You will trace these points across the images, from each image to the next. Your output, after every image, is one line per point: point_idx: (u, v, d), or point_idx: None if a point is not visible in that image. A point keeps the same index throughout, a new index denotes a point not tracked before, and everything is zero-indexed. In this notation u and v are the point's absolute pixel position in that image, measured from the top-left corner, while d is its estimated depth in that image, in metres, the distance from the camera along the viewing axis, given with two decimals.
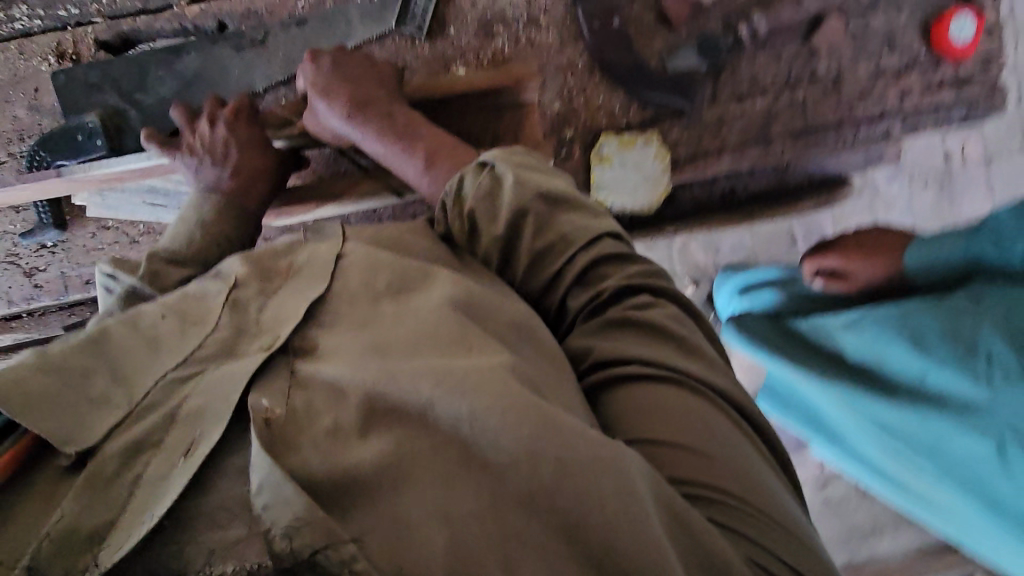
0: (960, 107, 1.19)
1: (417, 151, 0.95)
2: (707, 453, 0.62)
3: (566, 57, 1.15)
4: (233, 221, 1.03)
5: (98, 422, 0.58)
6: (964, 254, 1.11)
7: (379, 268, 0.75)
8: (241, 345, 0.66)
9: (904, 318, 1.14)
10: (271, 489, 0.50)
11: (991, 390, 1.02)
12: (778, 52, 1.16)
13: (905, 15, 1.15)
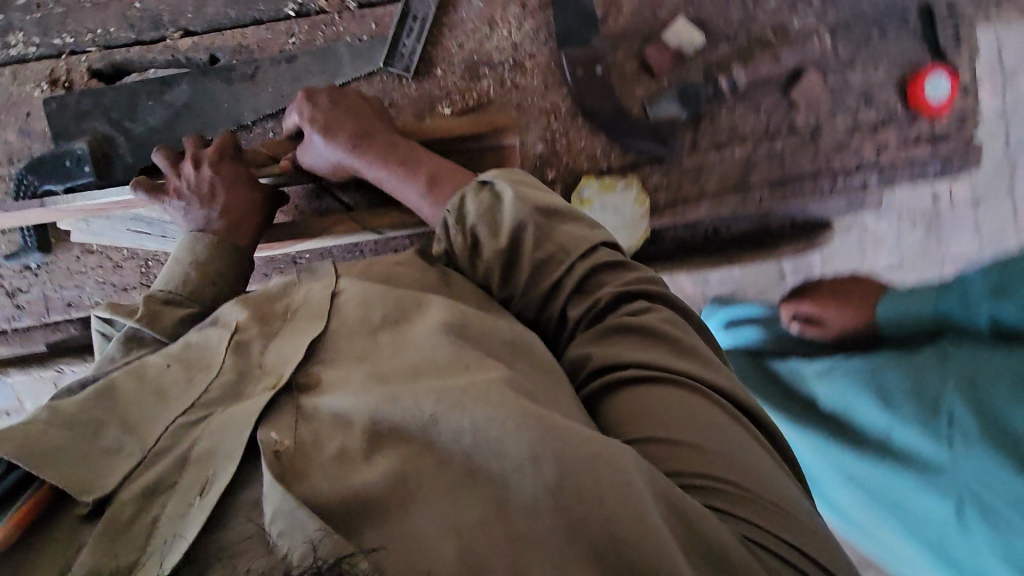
0: (936, 163, 1.16)
1: (419, 174, 0.93)
2: (703, 446, 0.61)
3: (550, 101, 1.13)
4: (228, 256, 0.93)
5: (111, 470, 0.55)
6: (936, 308, 1.01)
7: (373, 301, 0.71)
8: (246, 388, 0.63)
9: (874, 372, 1.00)
10: (285, 516, 0.47)
11: (954, 452, 0.89)
12: (756, 103, 1.13)
13: (882, 71, 1.13)
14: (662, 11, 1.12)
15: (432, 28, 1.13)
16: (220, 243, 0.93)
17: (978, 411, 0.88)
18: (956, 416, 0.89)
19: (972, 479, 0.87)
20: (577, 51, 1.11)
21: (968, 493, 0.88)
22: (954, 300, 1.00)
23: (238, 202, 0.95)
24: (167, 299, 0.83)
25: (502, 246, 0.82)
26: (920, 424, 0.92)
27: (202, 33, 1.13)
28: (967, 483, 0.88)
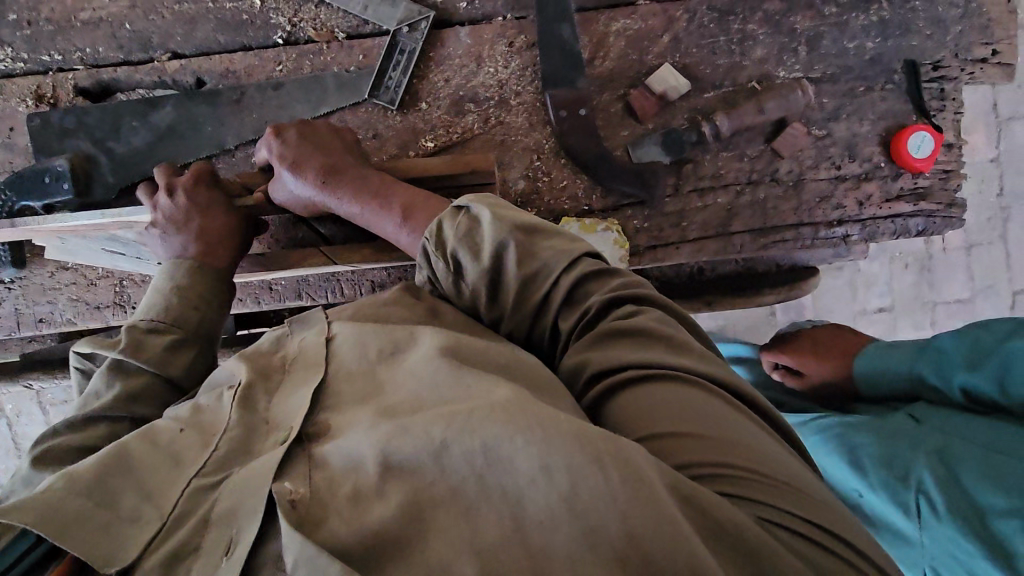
0: (919, 218, 1.15)
1: (394, 207, 0.92)
2: (718, 437, 0.61)
3: (534, 139, 1.13)
4: (212, 281, 0.93)
5: (132, 538, 0.57)
6: (911, 371, 0.95)
7: (369, 336, 0.73)
8: (255, 443, 0.65)
9: (844, 435, 0.97)
10: (306, 562, 0.50)
11: (922, 527, 0.82)
12: (740, 151, 1.14)
13: (867, 126, 1.14)
14: (650, 56, 1.13)
15: (419, 61, 1.13)
16: (199, 268, 0.93)
17: (878, 470, 0.88)
18: (923, 493, 0.82)
19: (945, 559, 0.79)
20: (563, 91, 1.11)
21: (931, 569, 0.82)
22: (926, 366, 0.93)
23: (211, 223, 0.94)
24: (150, 327, 0.85)
25: (484, 274, 0.81)
26: (889, 494, 0.86)
27: (190, 56, 1.14)
28: (929, 557, 0.82)
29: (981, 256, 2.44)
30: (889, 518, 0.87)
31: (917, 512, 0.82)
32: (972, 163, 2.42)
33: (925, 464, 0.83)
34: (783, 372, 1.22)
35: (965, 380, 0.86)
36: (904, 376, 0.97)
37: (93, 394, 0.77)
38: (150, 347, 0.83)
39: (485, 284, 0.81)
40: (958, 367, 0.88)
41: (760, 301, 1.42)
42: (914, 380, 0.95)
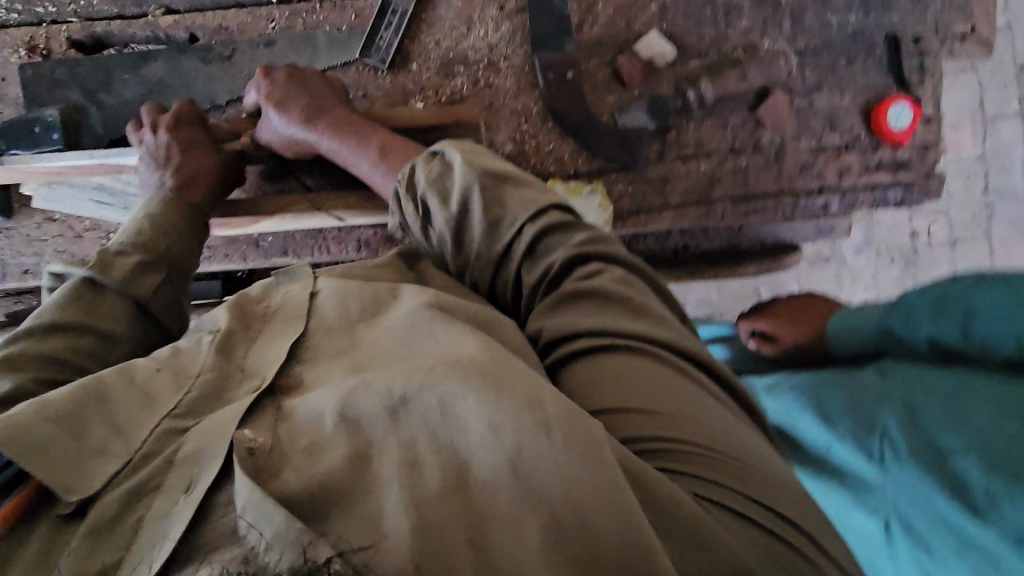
0: (897, 190, 1.17)
1: (371, 146, 0.94)
2: (672, 412, 0.62)
3: (521, 103, 1.15)
4: (185, 215, 0.93)
5: (95, 471, 0.55)
6: (879, 324, 0.97)
7: (351, 293, 0.74)
8: (230, 390, 0.64)
9: (817, 391, 0.99)
10: (254, 507, 0.47)
11: (885, 471, 0.83)
12: (723, 119, 1.16)
13: (848, 98, 1.16)
14: (637, 24, 1.15)
15: (410, 23, 1.15)
16: (177, 201, 0.93)
17: (843, 425, 0.90)
18: (887, 442, 0.84)
19: (904, 503, 0.81)
20: (552, 55, 1.13)
21: (893, 515, 0.82)
22: (898, 319, 0.93)
23: (194, 165, 0.96)
24: (120, 250, 0.85)
25: (449, 223, 0.83)
26: (856, 442, 0.88)
27: (183, 12, 1.15)
28: (890, 503, 0.83)
29: (965, 251, 2.51)
30: (854, 469, 0.88)
31: (881, 459, 0.84)
32: (958, 161, 2.49)
33: (890, 416, 0.85)
34: (758, 340, 1.25)
35: (931, 330, 0.87)
36: (873, 336, 0.98)
37: (52, 306, 0.77)
38: (119, 268, 0.83)
39: (448, 230, 0.83)
40: (926, 317, 0.89)
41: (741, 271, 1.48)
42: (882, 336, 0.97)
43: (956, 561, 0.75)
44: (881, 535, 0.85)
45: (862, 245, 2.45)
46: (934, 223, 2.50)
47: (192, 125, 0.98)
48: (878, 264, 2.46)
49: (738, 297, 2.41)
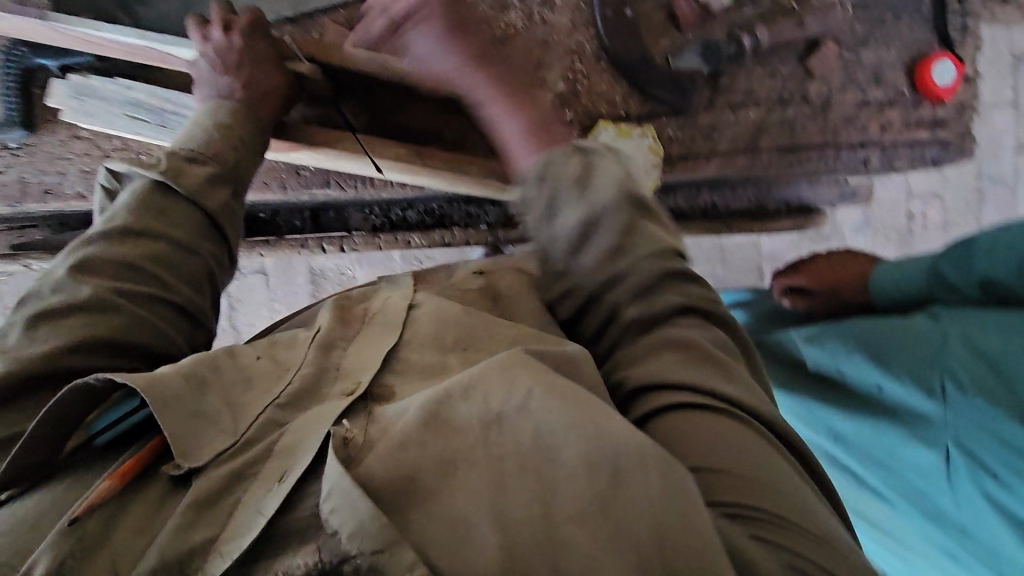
0: (935, 148, 1.20)
1: (520, 110, 0.91)
2: (762, 479, 0.55)
3: (575, 41, 1.14)
4: (250, 129, 0.89)
5: (207, 438, 0.58)
6: (930, 268, 1.00)
7: (448, 325, 0.72)
8: (321, 389, 0.64)
9: (863, 334, 1.00)
10: (340, 492, 0.48)
11: (946, 405, 0.86)
12: (773, 69, 1.16)
13: (893, 54, 1.18)
14: None
15: None
16: (240, 110, 0.88)
17: (896, 372, 0.92)
18: (946, 380, 0.86)
19: (968, 433, 0.84)
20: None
21: (953, 446, 0.86)
22: (946, 260, 0.97)
23: (260, 79, 0.90)
24: (191, 156, 0.83)
25: (575, 225, 0.78)
26: (914, 379, 0.89)
27: None
28: (951, 433, 0.86)
29: (956, 235, 2.60)
30: (910, 403, 0.91)
31: (941, 394, 0.87)
32: None
33: (953, 351, 0.87)
34: (792, 297, 1.26)
35: (984, 270, 0.90)
36: (922, 281, 1.02)
37: (123, 209, 0.79)
38: (189, 176, 0.82)
39: (575, 229, 0.78)
40: (977, 259, 0.92)
41: (775, 227, 1.47)
42: (932, 282, 1.00)
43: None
44: (941, 466, 0.88)
45: (862, 226, 2.53)
46: (929, 206, 2.58)
47: (266, 37, 0.93)
48: (875, 244, 2.53)
49: (741, 272, 2.46)
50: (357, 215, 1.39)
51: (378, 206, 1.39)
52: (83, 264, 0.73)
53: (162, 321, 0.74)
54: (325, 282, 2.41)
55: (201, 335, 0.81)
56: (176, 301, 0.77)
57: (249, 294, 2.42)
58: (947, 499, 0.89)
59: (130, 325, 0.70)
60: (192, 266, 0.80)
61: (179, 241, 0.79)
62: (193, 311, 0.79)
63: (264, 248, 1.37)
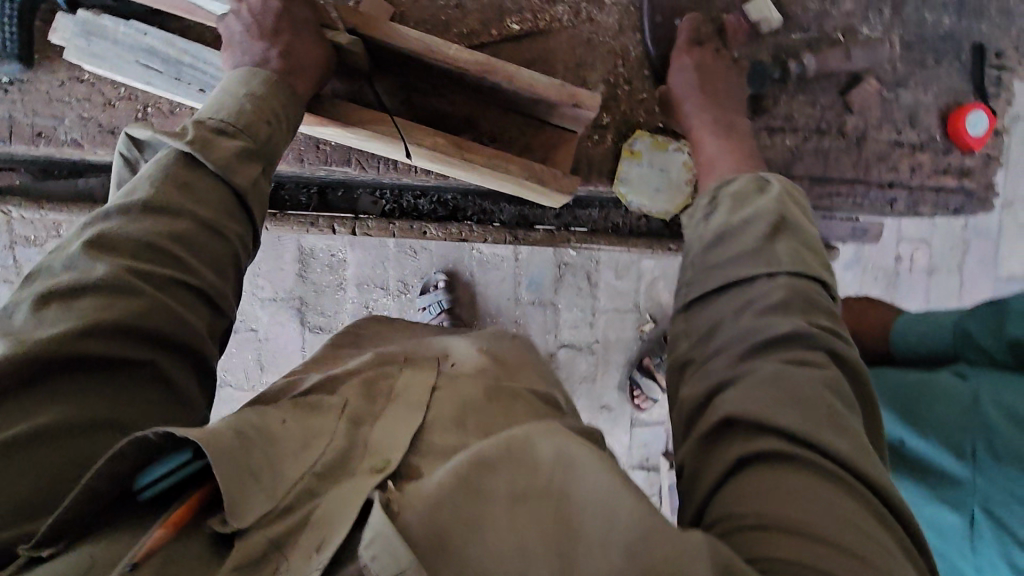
0: (959, 196, 1.21)
1: (745, 144, 1.00)
2: (833, 542, 0.52)
3: (621, 44, 1.10)
4: (286, 99, 0.83)
5: (251, 502, 0.53)
6: (956, 329, 1.04)
7: (471, 410, 0.69)
8: (351, 465, 0.59)
9: (897, 387, 1.03)
10: (383, 540, 0.44)
11: (975, 468, 0.88)
12: (814, 98, 1.15)
13: (929, 98, 1.18)
14: None
15: None
16: (277, 80, 0.82)
17: (929, 428, 0.95)
18: (978, 442, 0.89)
19: (998, 499, 0.85)
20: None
21: (980, 510, 0.87)
22: (979, 323, 1.00)
23: (297, 46, 0.84)
24: (220, 128, 0.77)
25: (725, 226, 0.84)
26: (943, 440, 0.93)
27: None
28: (979, 496, 0.87)
29: (940, 282, 2.67)
30: (936, 461, 0.93)
31: (972, 456, 0.89)
32: None
33: (988, 413, 0.89)
34: None
35: (1016, 335, 0.92)
36: (946, 341, 1.05)
37: (146, 179, 0.72)
38: (220, 149, 0.76)
39: (719, 228, 0.83)
40: (1009, 323, 0.94)
41: None
42: (958, 343, 1.03)
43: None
44: (964, 528, 0.89)
45: (852, 263, 2.58)
46: (916, 251, 2.64)
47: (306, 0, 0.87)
48: (862, 282, 2.58)
49: None
50: (367, 197, 1.33)
51: (390, 190, 1.34)
52: (100, 240, 0.68)
53: (180, 304, 0.69)
54: (314, 262, 2.33)
55: (222, 321, 0.77)
56: (197, 286, 0.71)
57: None
58: (965, 562, 0.90)
59: (150, 312, 0.66)
60: (218, 249, 0.75)
61: (204, 219, 0.73)
62: (214, 294, 0.74)
63: (270, 225, 1.27)
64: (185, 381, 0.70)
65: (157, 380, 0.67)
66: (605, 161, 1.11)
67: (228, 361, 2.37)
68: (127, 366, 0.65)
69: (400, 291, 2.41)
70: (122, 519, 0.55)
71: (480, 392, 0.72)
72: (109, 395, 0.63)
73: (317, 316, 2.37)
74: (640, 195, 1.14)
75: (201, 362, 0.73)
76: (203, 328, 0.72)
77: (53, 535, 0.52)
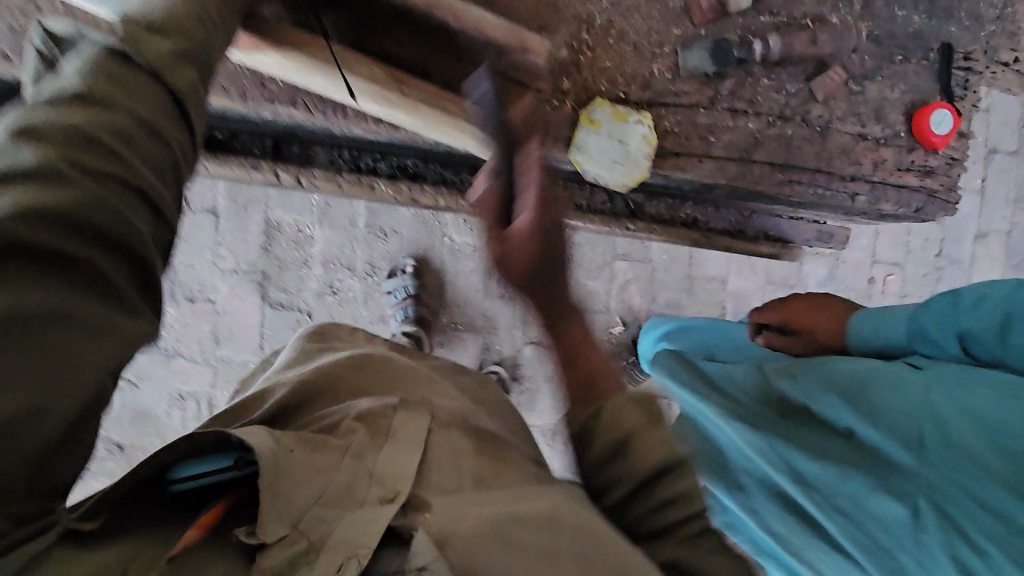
0: (920, 196, 1.20)
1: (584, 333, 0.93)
2: None
3: (587, 10, 1.07)
4: (221, 5, 0.75)
5: (271, 521, 0.63)
6: (908, 322, 1.00)
7: (464, 458, 0.81)
8: (359, 491, 0.70)
9: (846, 372, 0.99)
10: (427, 554, 0.62)
11: (922, 456, 0.84)
12: (780, 84, 1.13)
13: (896, 94, 1.17)
14: None
15: None
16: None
17: (879, 418, 0.90)
18: (925, 431, 0.85)
19: (943, 489, 0.82)
20: (511, 148, 0.90)
21: (925, 501, 0.83)
22: (928, 315, 0.96)
23: None
24: (152, 27, 0.66)
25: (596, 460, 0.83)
26: (892, 431, 0.88)
27: None
28: (924, 486, 0.83)
29: None
30: (879, 450, 0.89)
31: (918, 445, 0.85)
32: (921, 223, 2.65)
33: (937, 404, 0.85)
34: (771, 335, 1.27)
35: (968, 326, 0.89)
36: (900, 334, 1.00)
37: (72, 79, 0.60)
38: (150, 51, 0.65)
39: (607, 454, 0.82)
40: (961, 313, 0.91)
41: (753, 248, 1.52)
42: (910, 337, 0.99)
43: (1000, 550, 0.76)
44: (906, 519, 0.84)
45: (825, 282, 2.59)
46: (890, 274, 2.64)
47: None
48: None
49: (703, 304, 2.52)
50: (324, 155, 1.29)
51: (348, 151, 1.30)
52: (25, 126, 0.55)
53: (119, 200, 0.58)
54: (279, 237, 2.28)
55: (163, 229, 0.65)
56: (132, 183, 0.60)
57: (194, 234, 2.23)
58: (907, 557, 0.84)
59: (83, 202, 0.55)
60: (156, 152, 0.64)
61: (142, 118, 0.62)
62: (154, 197, 0.62)
63: (209, 163, 1.22)
64: (132, 291, 0.60)
65: (97, 286, 0.56)
66: (562, 127, 1.08)
67: (181, 332, 2.27)
68: (57, 261, 0.53)
69: (366, 273, 2.35)
70: (145, 523, 0.64)
71: (470, 443, 0.85)
72: (35, 290, 0.52)
73: (279, 292, 2.31)
74: (595, 164, 1.12)
75: (147, 276, 0.62)
76: (147, 235, 0.61)
77: (92, 513, 0.60)
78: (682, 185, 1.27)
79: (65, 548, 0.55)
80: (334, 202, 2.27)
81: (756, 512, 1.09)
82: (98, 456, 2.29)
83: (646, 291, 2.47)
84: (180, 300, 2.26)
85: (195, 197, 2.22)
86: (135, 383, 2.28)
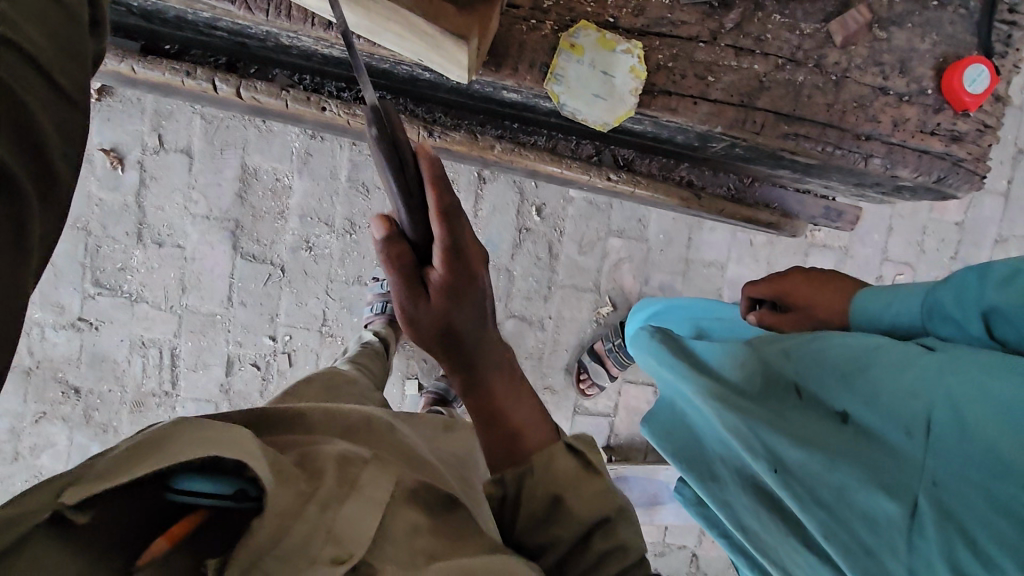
0: (943, 165, 1.06)
1: (501, 380, 0.93)
2: None
3: None
4: None
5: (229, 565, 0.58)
6: (923, 301, 0.87)
7: (419, 532, 0.73)
8: (311, 546, 0.62)
9: (841, 349, 0.87)
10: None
11: (928, 447, 0.72)
12: (794, 22, 0.99)
13: (927, 45, 1.02)
14: None
15: None
16: None
17: (879, 403, 0.79)
18: (934, 414, 0.73)
19: (949, 484, 0.70)
20: (419, 204, 0.77)
21: (926, 497, 0.71)
22: (950, 292, 0.83)
23: None
24: None
25: (530, 516, 0.86)
26: (890, 417, 0.76)
27: None
28: (926, 481, 0.72)
29: None
30: (877, 437, 0.78)
31: (924, 431, 0.73)
32: (938, 223, 2.48)
33: (949, 385, 0.72)
34: (763, 310, 1.14)
35: (994, 302, 0.75)
36: (914, 315, 0.88)
37: None
38: None
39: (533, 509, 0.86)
40: (988, 288, 0.77)
41: (758, 216, 1.35)
42: (927, 317, 0.86)
43: (1013, 562, 0.64)
44: (900, 519, 0.72)
45: None
46: (901, 275, 2.48)
47: None
48: None
49: (699, 291, 2.38)
50: (283, 78, 1.20)
51: (310, 76, 1.20)
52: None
53: (10, 76, 0.52)
54: (256, 184, 2.14)
55: (76, 115, 0.59)
56: (21, 48, 0.54)
57: (165, 172, 2.12)
58: (896, 563, 0.73)
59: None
60: (55, 22, 0.57)
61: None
62: (55, 73, 0.56)
63: (137, 64, 1.12)
64: (30, 183, 0.54)
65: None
66: (540, 50, 0.94)
67: (147, 276, 2.16)
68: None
69: (346, 230, 2.20)
70: (109, 526, 0.60)
71: (429, 494, 0.82)
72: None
73: (251, 243, 2.17)
74: (575, 98, 0.98)
75: (46, 165, 0.55)
76: (52, 126, 0.56)
77: (86, 505, 0.59)
78: (676, 136, 1.13)
79: (44, 532, 0.56)
80: (316, 152, 2.15)
81: (729, 506, 0.96)
82: (52, 398, 2.19)
83: (639, 272, 2.33)
84: (148, 242, 2.15)
85: (170, 134, 2.10)
86: (95, 325, 2.17)
